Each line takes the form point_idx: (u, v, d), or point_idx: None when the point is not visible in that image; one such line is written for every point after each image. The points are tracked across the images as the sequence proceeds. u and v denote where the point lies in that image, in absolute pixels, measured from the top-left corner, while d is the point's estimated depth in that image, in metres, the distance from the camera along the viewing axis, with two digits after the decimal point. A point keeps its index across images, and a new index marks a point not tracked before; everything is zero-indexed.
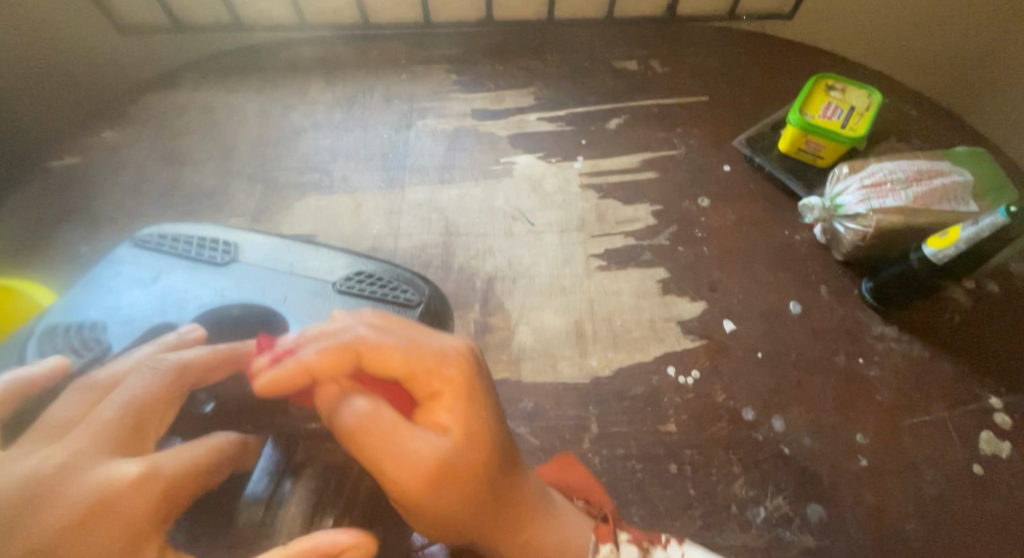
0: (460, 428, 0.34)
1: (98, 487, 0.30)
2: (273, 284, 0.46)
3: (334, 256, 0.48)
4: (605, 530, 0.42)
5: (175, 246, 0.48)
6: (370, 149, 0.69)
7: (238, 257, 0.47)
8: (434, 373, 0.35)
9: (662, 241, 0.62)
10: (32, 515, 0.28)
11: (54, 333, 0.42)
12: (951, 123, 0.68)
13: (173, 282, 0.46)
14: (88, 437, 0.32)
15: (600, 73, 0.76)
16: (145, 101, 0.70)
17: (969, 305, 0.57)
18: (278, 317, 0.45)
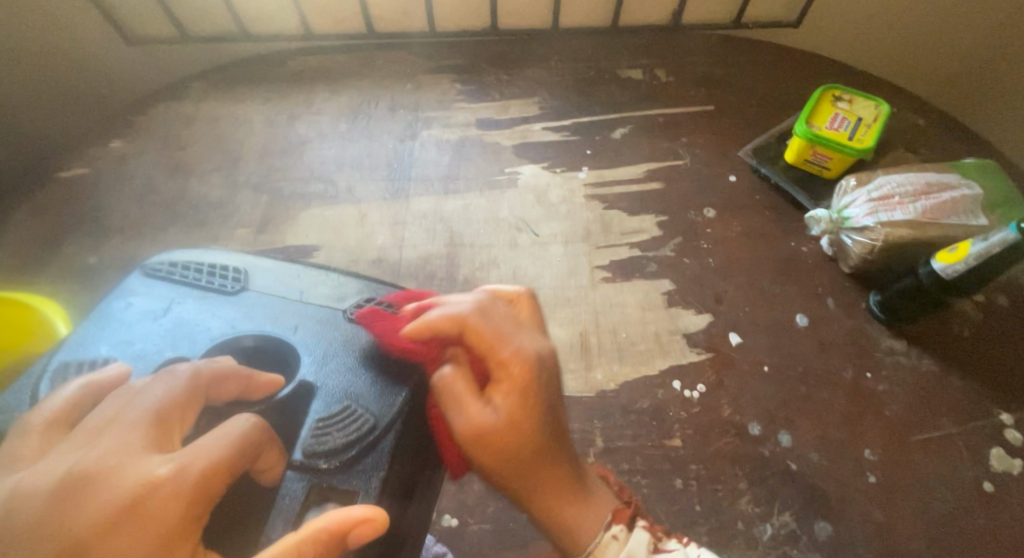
0: (516, 417, 0.37)
1: (133, 491, 0.27)
2: (284, 312, 0.42)
3: (347, 281, 0.44)
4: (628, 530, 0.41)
5: (186, 274, 0.45)
6: (375, 159, 0.69)
7: (249, 285, 0.44)
8: (503, 362, 0.38)
9: (667, 252, 0.62)
10: (73, 508, 0.27)
11: (64, 371, 0.39)
12: (959, 134, 0.68)
13: (184, 314, 0.42)
14: (119, 441, 0.30)
15: (605, 82, 0.76)
16: (152, 111, 0.71)
17: (979, 319, 0.57)
18: (289, 350, 0.41)
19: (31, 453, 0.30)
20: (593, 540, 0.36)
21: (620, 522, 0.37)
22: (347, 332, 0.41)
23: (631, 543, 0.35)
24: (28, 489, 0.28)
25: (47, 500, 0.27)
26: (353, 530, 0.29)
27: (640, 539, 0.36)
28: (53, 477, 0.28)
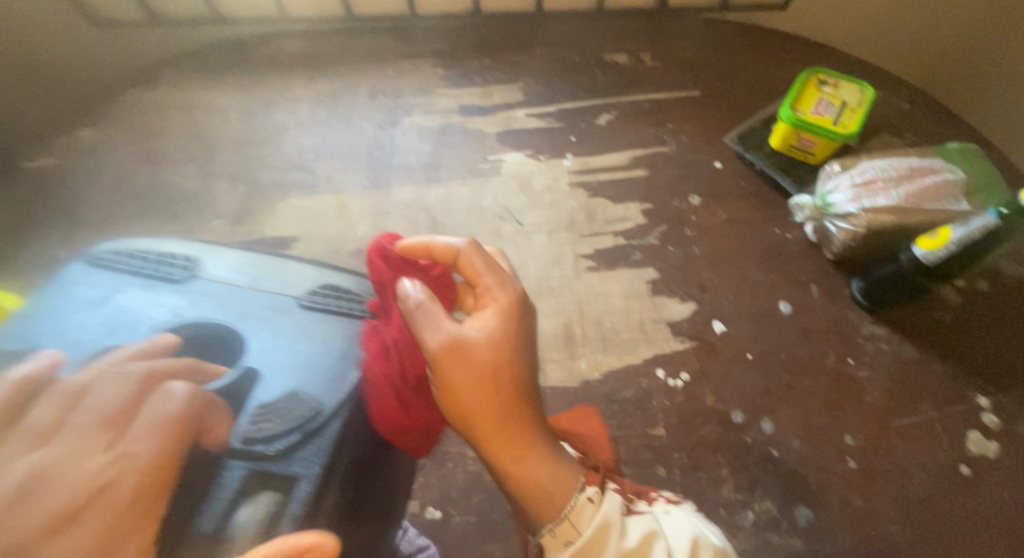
0: (494, 336, 0.41)
1: (85, 490, 0.28)
2: (232, 300, 0.41)
3: (299, 268, 0.44)
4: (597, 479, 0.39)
5: (132, 263, 0.43)
6: (355, 147, 0.67)
7: (200, 273, 0.42)
8: (491, 290, 0.43)
9: (652, 241, 0.62)
10: (33, 502, 0.27)
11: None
12: (944, 118, 0.68)
13: (127, 302, 0.40)
14: (67, 441, 0.30)
15: (590, 67, 0.74)
16: (123, 99, 0.68)
17: (959, 304, 0.57)
18: (234, 337, 0.39)
19: None
20: (569, 501, 0.36)
21: (593, 486, 0.37)
22: (296, 318, 0.40)
23: (606, 506, 0.36)
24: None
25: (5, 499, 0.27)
26: None
27: (612, 503, 0.36)
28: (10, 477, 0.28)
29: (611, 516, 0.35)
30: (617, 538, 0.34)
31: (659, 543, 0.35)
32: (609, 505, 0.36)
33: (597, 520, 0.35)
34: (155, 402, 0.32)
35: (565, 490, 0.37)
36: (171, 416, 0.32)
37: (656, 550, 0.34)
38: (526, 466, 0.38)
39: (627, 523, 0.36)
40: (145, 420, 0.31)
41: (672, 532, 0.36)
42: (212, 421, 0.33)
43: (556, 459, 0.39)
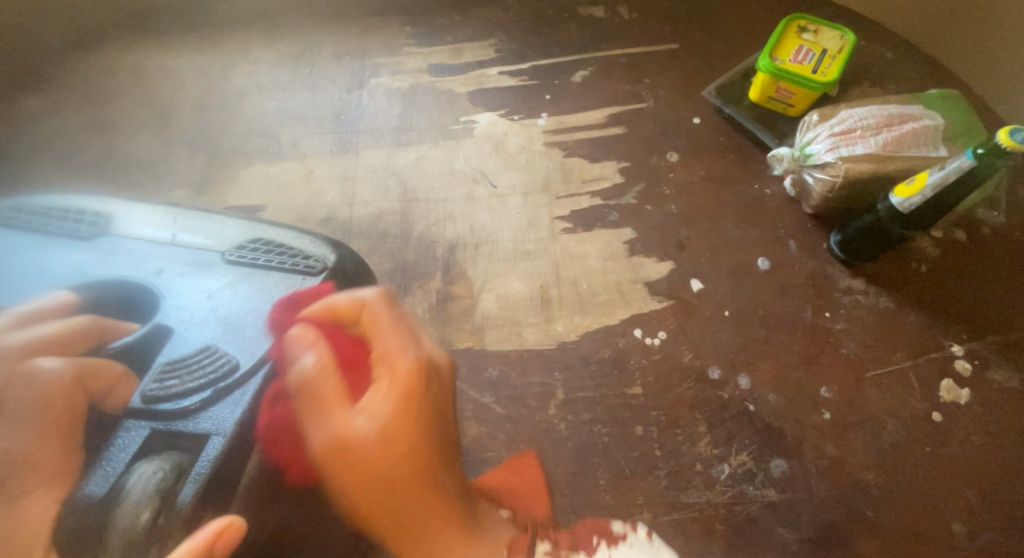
0: (387, 428, 0.36)
1: None
2: (150, 257, 0.40)
3: (228, 223, 0.42)
4: (523, 544, 0.42)
5: (33, 220, 0.42)
6: (320, 111, 0.65)
7: (111, 228, 0.42)
8: (387, 361, 0.38)
9: (629, 200, 0.60)
10: None
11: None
12: (927, 66, 0.66)
13: (25, 257, 0.40)
14: None
15: (564, 21, 0.71)
16: (71, 65, 0.65)
17: (936, 254, 0.57)
18: (148, 293, 0.39)
19: None
20: None
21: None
22: (220, 276, 0.39)
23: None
24: None
25: None
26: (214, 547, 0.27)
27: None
28: None
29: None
30: None
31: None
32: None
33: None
34: (28, 386, 0.32)
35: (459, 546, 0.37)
36: (49, 399, 0.32)
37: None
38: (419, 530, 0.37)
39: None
40: (22, 406, 0.32)
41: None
42: (105, 387, 0.33)
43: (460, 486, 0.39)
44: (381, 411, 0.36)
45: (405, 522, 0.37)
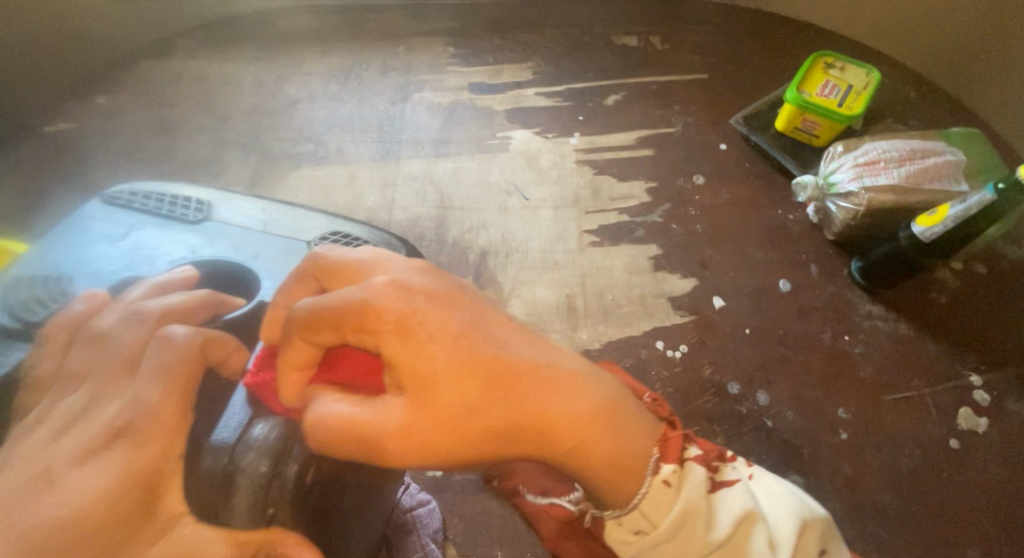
0: (421, 361, 0.25)
1: (101, 431, 0.25)
2: (246, 242, 0.39)
3: (312, 216, 0.41)
4: (672, 443, 0.30)
5: (146, 203, 0.42)
6: (366, 121, 0.69)
7: (212, 215, 0.41)
8: (361, 328, 0.26)
9: (655, 218, 0.63)
10: (54, 482, 0.24)
11: (22, 283, 0.36)
12: (949, 106, 0.68)
13: (144, 239, 0.40)
14: (93, 385, 0.27)
15: (599, 49, 0.75)
16: (138, 68, 0.71)
17: (956, 285, 0.58)
18: (248, 275, 0.37)
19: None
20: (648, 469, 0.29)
21: (672, 460, 0.29)
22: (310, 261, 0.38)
23: (688, 484, 0.29)
24: None
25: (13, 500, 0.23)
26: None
27: (695, 451, 0.31)
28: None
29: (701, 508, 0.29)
30: (704, 528, 0.29)
31: (759, 532, 0.29)
32: (691, 487, 0.29)
33: (677, 511, 0.28)
34: (156, 347, 0.28)
35: (653, 441, 0.29)
36: (171, 362, 0.27)
37: (754, 537, 0.29)
38: (611, 452, 0.28)
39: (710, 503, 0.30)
40: (149, 364, 0.27)
41: (773, 511, 0.30)
42: (221, 357, 0.29)
43: (594, 366, 0.30)
44: (414, 358, 0.26)
45: (589, 442, 0.27)
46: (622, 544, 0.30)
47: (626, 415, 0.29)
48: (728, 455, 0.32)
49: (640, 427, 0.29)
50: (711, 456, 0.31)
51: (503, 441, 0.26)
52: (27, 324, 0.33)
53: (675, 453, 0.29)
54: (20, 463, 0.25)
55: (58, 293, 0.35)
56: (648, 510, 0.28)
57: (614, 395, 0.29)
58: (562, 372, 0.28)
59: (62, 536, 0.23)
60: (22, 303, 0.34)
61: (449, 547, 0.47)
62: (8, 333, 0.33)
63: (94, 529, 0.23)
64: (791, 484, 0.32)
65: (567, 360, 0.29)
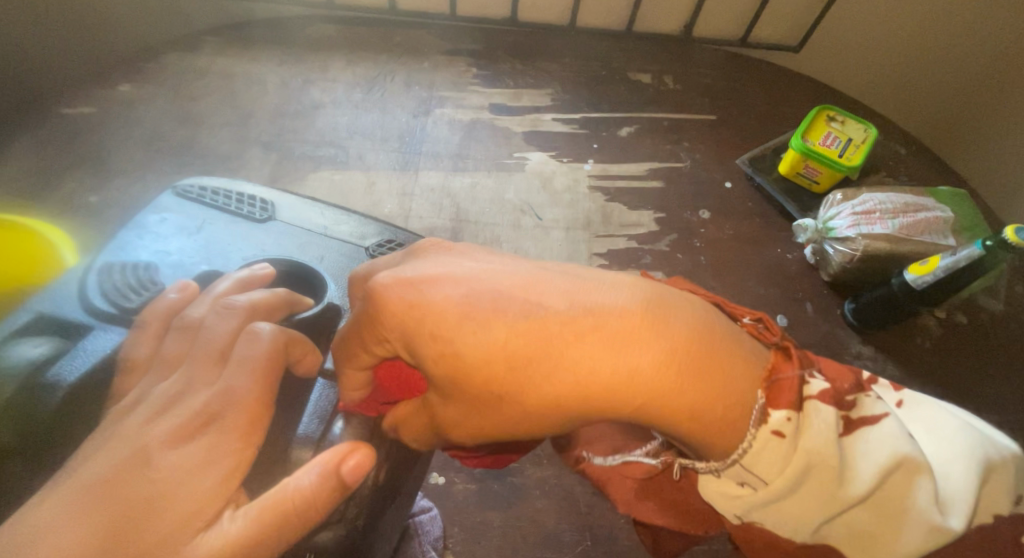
0: (437, 353, 0.30)
1: (196, 418, 0.32)
2: (309, 244, 0.46)
3: (368, 224, 0.48)
4: (790, 383, 0.30)
5: (216, 199, 0.49)
6: (387, 131, 0.71)
7: (276, 215, 0.48)
8: (379, 331, 0.32)
9: (662, 247, 0.65)
10: (149, 461, 0.31)
11: (110, 269, 0.43)
12: (939, 166, 0.73)
13: (216, 233, 0.47)
14: (188, 373, 0.35)
15: (615, 83, 0.78)
16: (165, 60, 0.72)
17: (939, 333, 0.61)
18: (311, 276, 0.45)
19: (98, 466, 0.30)
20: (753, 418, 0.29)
21: (784, 405, 0.29)
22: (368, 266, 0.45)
23: (811, 428, 0.29)
24: (85, 481, 0.30)
25: (116, 467, 0.30)
26: (344, 463, 0.30)
27: (818, 387, 0.30)
28: (98, 473, 0.30)
29: (834, 460, 0.28)
30: (839, 486, 0.28)
31: (923, 484, 0.28)
32: (818, 432, 0.29)
33: (797, 463, 0.28)
34: (247, 341, 0.35)
35: (756, 384, 0.31)
36: (259, 356, 0.34)
37: (919, 490, 0.28)
38: (699, 396, 0.30)
39: (847, 451, 0.29)
40: (240, 357, 0.35)
41: None
42: (299, 356, 0.36)
43: (655, 299, 0.32)
44: (427, 352, 0.30)
45: (655, 390, 0.30)
46: (727, 498, 0.31)
47: (713, 356, 0.31)
48: (863, 385, 0.32)
49: (728, 371, 0.31)
50: (843, 392, 0.31)
51: (557, 404, 0.30)
52: (123, 310, 0.41)
53: (787, 398, 0.29)
54: (120, 439, 0.32)
55: (147, 281, 0.43)
56: (758, 464, 0.29)
57: (684, 335, 0.30)
58: (584, 322, 0.30)
59: (151, 506, 0.29)
60: (118, 289, 0.42)
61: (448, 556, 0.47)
62: (109, 318, 0.40)
63: (177, 502, 0.30)
64: (950, 419, 0.31)
65: (591, 301, 0.31)
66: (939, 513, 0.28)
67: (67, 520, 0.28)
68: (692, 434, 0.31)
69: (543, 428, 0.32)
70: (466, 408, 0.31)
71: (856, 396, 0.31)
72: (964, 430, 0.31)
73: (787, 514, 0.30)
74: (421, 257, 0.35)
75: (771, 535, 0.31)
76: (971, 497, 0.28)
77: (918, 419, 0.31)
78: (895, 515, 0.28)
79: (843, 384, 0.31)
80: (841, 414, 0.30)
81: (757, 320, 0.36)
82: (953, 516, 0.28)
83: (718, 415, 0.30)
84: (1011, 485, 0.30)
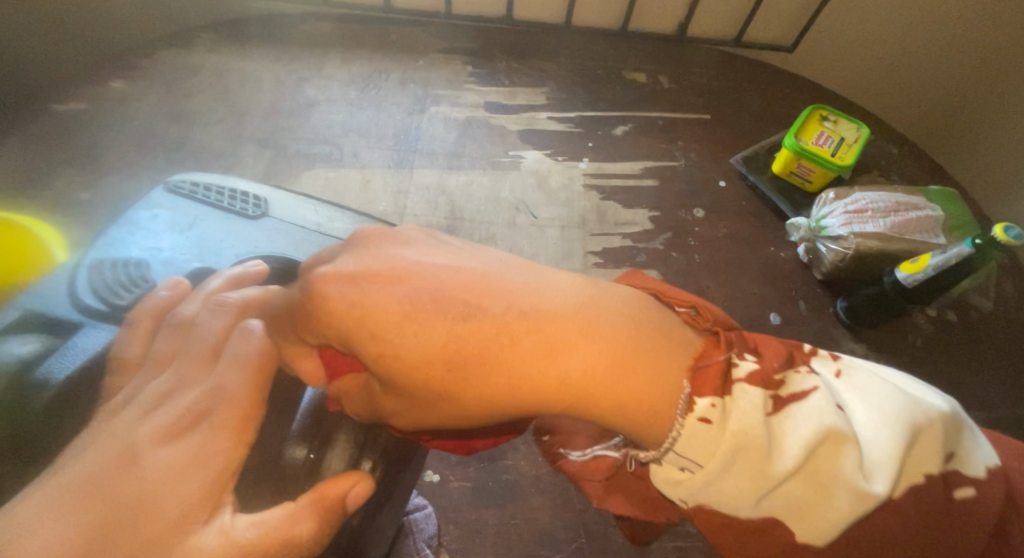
0: (373, 350, 0.30)
1: (186, 416, 0.32)
2: (304, 242, 0.46)
3: (362, 221, 0.48)
4: (711, 372, 0.30)
5: (208, 195, 0.49)
6: (382, 129, 0.71)
7: (269, 211, 0.48)
8: (323, 330, 0.32)
9: (656, 246, 0.65)
10: (138, 461, 0.30)
11: (100, 266, 0.43)
12: (929, 165, 0.73)
13: (209, 230, 0.47)
14: (179, 370, 0.35)
15: (610, 82, 0.79)
16: (158, 57, 0.71)
17: (930, 331, 0.62)
18: None
19: (86, 469, 0.30)
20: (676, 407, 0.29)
21: (708, 392, 0.29)
22: None
23: (736, 410, 0.28)
24: (72, 482, 0.29)
25: (106, 468, 0.30)
26: (349, 495, 0.32)
27: (746, 369, 0.30)
28: (85, 474, 0.30)
29: (760, 436, 0.27)
30: (766, 464, 0.27)
31: (848, 453, 0.27)
32: (745, 413, 0.28)
33: (724, 446, 0.28)
34: (239, 338, 0.36)
35: (682, 374, 0.30)
36: (251, 353, 0.35)
37: (845, 461, 0.27)
38: (626, 391, 0.30)
39: (777, 427, 0.28)
40: (232, 354, 0.35)
41: (869, 428, 0.28)
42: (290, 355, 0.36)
43: (585, 300, 0.32)
44: (367, 351, 0.30)
45: (586, 389, 0.30)
46: (671, 484, 0.30)
47: (639, 352, 0.30)
48: (792, 363, 0.31)
49: (655, 365, 0.30)
50: (771, 371, 0.30)
51: (494, 402, 0.30)
52: (114, 308, 0.41)
53: (709, 386, 0.29)
54: (111, 439, 0.31)
55: (138, 278, 0.43)
56: (686, 449, 0.28)
57: (609, 333, 0.30)
58: (517, 326, 0.30)
59: (140, 507, 0.29)
60: (109, 286, 0.42)
61: (442, 553, 0.47)
62: (98, 315, 0.41)
63: (168, 502, 0.29)
64: (881, 383, 0.30)
65: (526, 303, 0.31)
66: (863, 480, 0.27)
67: (54, 523, 0.28)
68: (620, 424, 0.30)
69: (484, 422, 0.32)
70: (405, 403, 0.31)
71: (784, 374, 0.30)
72: (894, 393, 0.30)
73: (724, 495, 0.28)
74: (367, 248, 0.35)
75: (716, 517, 0.30)
76: (897, 460, 0.27)
77: (852, 386, 0.30)
78: (825, 485, 0.28)
79: (772, 362, 0.30)
80: (769, 394, 0.29)
81: (690, 307, 0.34)
82: (877, 481, 0.27)
83: (645, 406, 0.30)
84: (941, 445, 0.29)
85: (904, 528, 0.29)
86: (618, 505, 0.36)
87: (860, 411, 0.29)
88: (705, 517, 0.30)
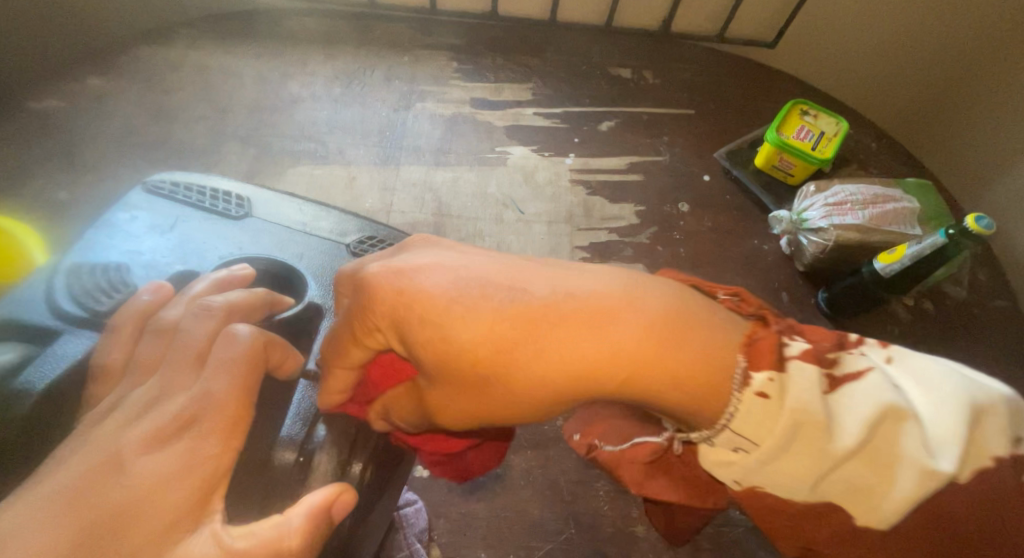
0: (423, 338, 0.31)
1: (174, 421, 0.32)
2: (290, 242, 0.46)
3: (347, 220, 0.48)
4: (762, 348, 0.30)
5: (189, 196, 0.48)
6: (368, 125, 0.70)
7: (252, 211, 0.48)
8: (370, 319, 0.33)
9: (643, 240, 0.66)
10: (124, 468, 0.30)
11: (78, 271, 0.43)
12: (906, 158, 0.75)
13: (190, 231, 0.47)
14: (164, 376, 0.35)
15: (596, 77, 0.79)
16: (137, 54, 0.71)
17: (907, 319, 0.64)
18: (290, 273, 0.45)
19: (69, 475, 0.29)
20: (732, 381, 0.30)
21: (765, 367, 0.30)
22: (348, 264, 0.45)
23: (793, 387, 0.29)
24: (50, 489, 0.29)
25: (88, 472, 0.30)
26: (335, 507, 0.32)
27: (798, 348, 0.30)
28: (67, 480, 0.29)
29: (817, 413, 0.28)
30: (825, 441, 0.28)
31: (908, 429, 0.29)
32: (801, 390, 0.29)
33: (783, 423, 0.29)
34: (225, 343, 0.36)
35: (737, 350, 0.31)
36: (237, 357, 0.35)
37: (906, 435, 0.28)
38: (677, 366, 0.30)
39: (832, 406, 0.29)
40: (218, 359, 0.35)
41: (924, 404, 0.29)
42: (278, 359, 0.37)
43: (637, 282, 0.33)
44: (416, 337, 0.32)
45: (640, 363, 0.30)
46: (724, 466, 0.31)
47: (692, 326, 0.31)
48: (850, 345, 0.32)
49: (704, 341, 0.31)
50: (823, 350, 0.31)
51: (545, 387, 0.31)
52: (95, 313, 0.41)
53: (763, 358, 0.30)
54: (94, 445, 0.31)
55: (118, 282, 0.43)
56: (747, 427, 0.30)
57: (659, 311, 0.31)
58: (565, 303, 0.31)
59: (126, 512, 0.28)
60: (88, 292, 0.42)
61: (433, 549, 0.48)
62: (78, 322, 0.40)
63: (153, 508, 0.29)
64: (934, 365, 0.31)
65: (571, 286, 0.32)
66: (923, 455, 0.28)
67: (34, 529, 0.27)
68: (678, 402, 0.31)
69: (532, 411, 0.32)
70: (458, 391, 0.32)
71: (838, 354, 0.31)
72: (950, 375, 0.30)
73: (782, 477, 0.30)
74: (406, 250, 0.37)
75: (774, 500, 0.31)
76: (957, 432, 0.28)
77: (909, 371, 0.31)
78: (885, 464, 0.29)
79: (823, 344, 0.32)
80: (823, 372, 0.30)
81: (733, 294, 0.36)
82: (944, 459, 0.28)
83: (700, 378, 0.30)
84: (1007, 425, 0.29)
85: (972, 513, 0.29)
86: (658, 489, 0.37)
87: (918, 392, 0.30)
88: (752, 499, 0.32)
